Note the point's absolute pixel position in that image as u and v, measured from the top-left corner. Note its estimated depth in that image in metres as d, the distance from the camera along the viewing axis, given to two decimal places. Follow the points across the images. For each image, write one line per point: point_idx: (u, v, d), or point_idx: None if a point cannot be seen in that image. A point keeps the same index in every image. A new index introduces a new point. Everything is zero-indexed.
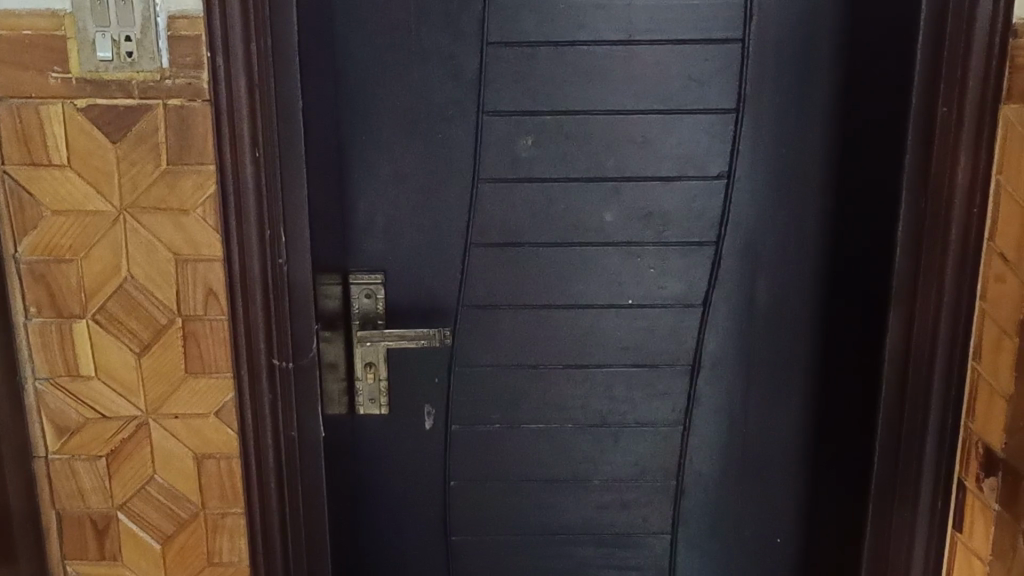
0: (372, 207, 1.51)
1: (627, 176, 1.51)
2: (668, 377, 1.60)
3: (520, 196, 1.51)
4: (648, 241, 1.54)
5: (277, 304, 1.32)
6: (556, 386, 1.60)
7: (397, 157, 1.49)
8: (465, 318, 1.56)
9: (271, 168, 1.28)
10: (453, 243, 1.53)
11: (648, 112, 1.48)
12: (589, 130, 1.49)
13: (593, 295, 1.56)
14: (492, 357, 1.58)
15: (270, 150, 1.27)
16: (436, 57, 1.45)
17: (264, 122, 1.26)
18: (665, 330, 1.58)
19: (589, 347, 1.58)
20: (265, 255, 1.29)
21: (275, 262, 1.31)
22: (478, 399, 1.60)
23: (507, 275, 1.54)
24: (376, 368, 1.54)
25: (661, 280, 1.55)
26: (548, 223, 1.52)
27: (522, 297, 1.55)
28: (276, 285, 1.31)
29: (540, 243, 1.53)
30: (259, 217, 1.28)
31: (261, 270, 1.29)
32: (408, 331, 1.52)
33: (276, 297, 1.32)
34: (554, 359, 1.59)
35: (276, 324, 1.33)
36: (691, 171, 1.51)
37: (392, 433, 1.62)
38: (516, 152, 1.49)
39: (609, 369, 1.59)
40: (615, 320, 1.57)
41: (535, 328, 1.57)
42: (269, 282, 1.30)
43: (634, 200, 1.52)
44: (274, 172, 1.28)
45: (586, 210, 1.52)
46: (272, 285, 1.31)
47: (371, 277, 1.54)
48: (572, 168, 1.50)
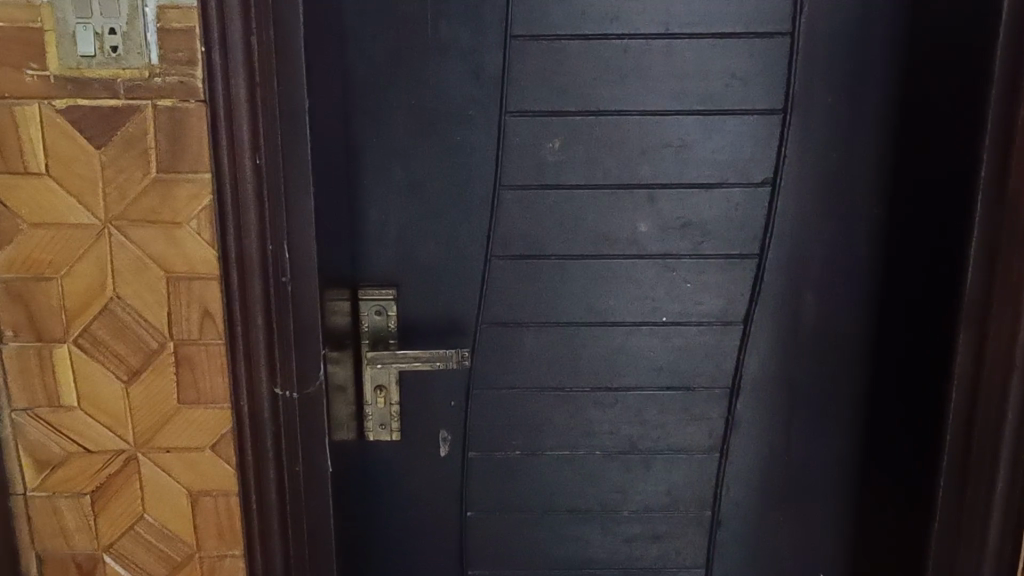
0: (383, 217, 1.39)
1: (662, 183, 1.38)
2: (704, 401, 1.47)
3: (545, 205, 1.38)
4: (684, 254, 1.41)
5: (279, 329, 1.19)
6: (583, 410, 1.47)
7: (411, 161, 1.36)
8: (485, 337, 1.43)
9: (274, 177, 1.14)
10: (471, 256, 1.40)
11: (686, 113, 1.35)
12: (621, 133, 1.36)
13: (624, 312, 1.43)
14: (514, 379, 1.45)
15: (271, 157, 1.13)
16: (454, 52, 1.31)
17: (263, 126, 1.12)
18: (702, 350, 1.45)
19: (619, 368, 1.46)
20: (265, 274, 1.16)
21: (277, 281, 1.17)
22: (498, 424, 1.47)
23: (530, 291, 1.42)
24: (387, 392, 1.42)
25: (698, 296, 1.43)
26: (576, 235, 1.40)
27: (546, 314, 1.43)
28: (278, 306, 1.18)
29: (566, 256, 1.40)
30: (258, 231, 1.14)
31: (261, 291, 1.16)
32: (421, 351, 1.39)
33: (279, 320, 1.19)
34: (581, 382, 1.46)
35: (279, 350, 1.19)
36: (733, 178, 1.38)
37: (404, 460, 1.49)
38: (542, 157, 1.36)
39: (640, 391, 1.47)
40: (648, 340, 1.44)
41: (560, 348, 1.44)
42: (271, 301, 1.17)
43: (670, 210, 1.39)
44: (275, 182, 1.14)
45: (617, 220, 1.39)
46: (274, 306, 1.18)
47: (378, 291, 1.41)
48: (602, 175, 1.37)
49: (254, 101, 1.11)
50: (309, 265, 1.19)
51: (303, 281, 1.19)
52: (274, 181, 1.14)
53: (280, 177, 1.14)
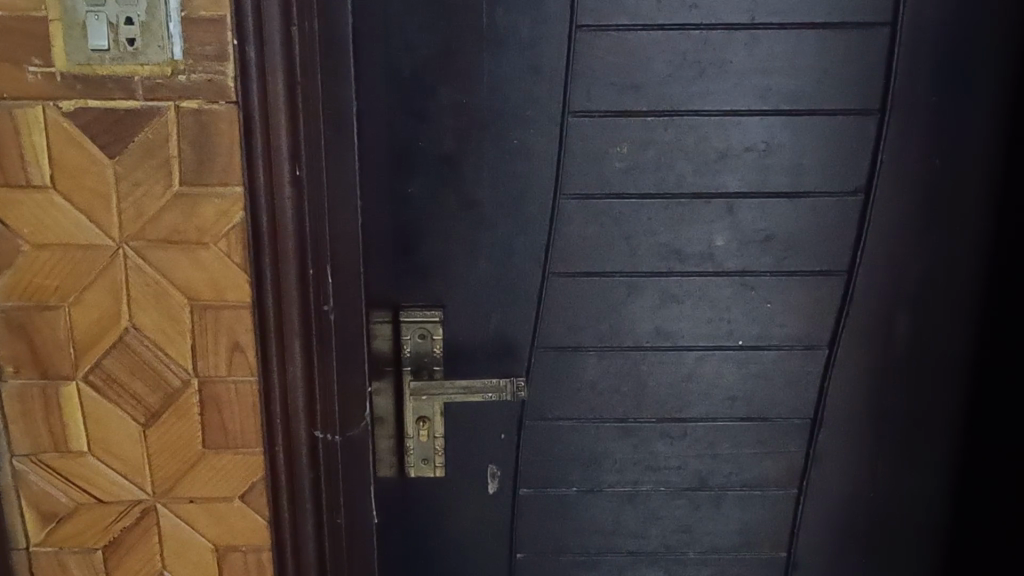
0: (430, 230, 1.23)
1: (743, 192, 1.23)
2: (783, 433, 1.32)
3: (610, 216, 1.23)
4: (765, 271, 1.26)
5: (318, 364, 1.04)
6: (648, 443, 1.32)
7: (462, 169, 1.20)
8: (540, 363, 1.29)
9: (316, 191, 0.99)
10: (527, 274, 1.25)
11: (772, 113, 1.20)
12: (698, 135, 1.20)
13: (697, 335, 1.28)
14: (573, 410, 1.30)
15: (314, 167, 0.99)
16: (512, 45, 1.16)
17: (305, 131, 0.97)
18: (782, 378, 1.30)
19: (689, 398, 1.31)
20: (309, 301, 1.01)
21: (321, 310, 1.03)
22: (554, 458, 1.33)
23: (591, 311, 1.27)
24: (431, 425, 1.27)
25: (779, 317, 1.28)
26: (644, 249, 1.24)
27: (609, 338, 1.28)
28: (320, 339, 1.04)
29: (632, 273, 1.25)
30: (300, 253, 1.00)
31: (301, 322, 1.01)
32: (472, 382, 1.26)
33: (321, 355, 1.04)
34: (646, 411, 1.31)
35: (321, 387, 1.05)
36: (822, 186, 1.22)
37: (448, 498, 1.34)
38: (608, 163, 1.21)
39: (712, 423, 1.32)
40: (720, 366, 1.29)
41: (624, 375, 1.29)
42: (312, 333, 1.03)
43: (750, 222, 1.24)
44: (318, 196, 1.00)
45: (691, 233, 1.24)
46: (314, 338, 1.03)
47: (420, 311, 1.26)
48: (675, 184, 1.22)
49: (294, 103, 0.95)
50: (354, 290, 1.06)
51: (345, 307, 1.06)
52: (314, 195, 0.99)
53: (324, 190, 1.00)
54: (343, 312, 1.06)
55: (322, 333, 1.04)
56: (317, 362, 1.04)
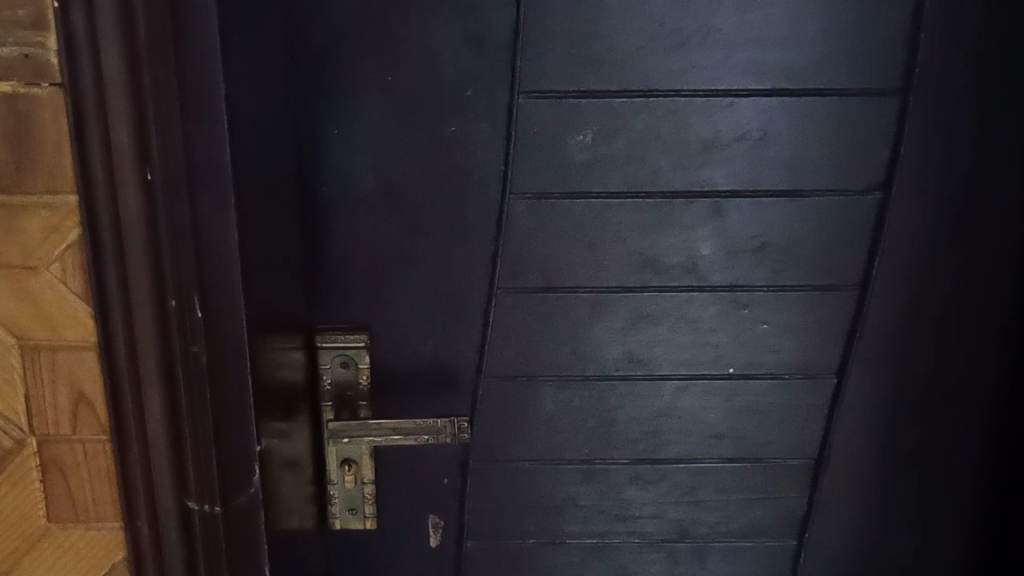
0: (351, 238, 1.00)
1: (733, 190, 1.00)
2: (780, 476, 1.11)
3: (570, 221, 1.01)
4: (759, 286, 1.04)
5: (183, 429, 0.80)
6: (617, 488, 1.11)
7: (389, 164, 0.98)
8: (488, 396, 1.07)
9: (180, 214, 0.74)
10: (470, 290, 1.03)
11: (770, 94, 0.97)
12: (678, 121, 0.98)
13: (677, 362, 1.06)
14: (528, 451, 1.09)
15: (178, 182, 0.74)
16: (445, 10, 0.93)
17: (162, 135, 0.72)
18: (777, 411, 1.08)
19: (667, 436, 1.09)
20: (170, 352, 0.77)
21: (192, 365, 0.78)
22: (506, 507, 1.11)
23: (549, 334, 1.05)
24: (357, 469, 1.06)
25: (775, 342, 1.06)
26: (613, 260, 1.02)
27: (571, 366, 1.06)
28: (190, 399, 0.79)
29: (599, 290, 1.03)
30: (156, 291, 0.75)
31: (159, 376, 0.78)
32: (401, 422, 1.02)
33: (189, 419, 0.80)
34: (616, 452, 1.09)
35: (193, 458, 0.81)
36: (829, 184, 1.00)
37: (381, 551, 1.13)
38: (567, 157, 0.98)
39: (695, 464, 1.10)
40: (702, 398, 1.08)
41: (589, 410, 1.08)
42: (174, 391, 0.78)
43: (742, 227, 1.02)
44: (181, 220, 0.74)
45: (669, 241, 1.02)
46: (177, 396, 0.79)
47: (337, 335, 1.04)
48: (650, 180, 1.00)
49: (141, 94, 0.70)
50: (238, 336, 0.80)
51: (221, 361, 0.80)
52: (177, 217, 0.74)
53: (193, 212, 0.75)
54: (219, 368, 0.80)
55: (193, 392, 0.79)
56: (186, 426, 0.80)
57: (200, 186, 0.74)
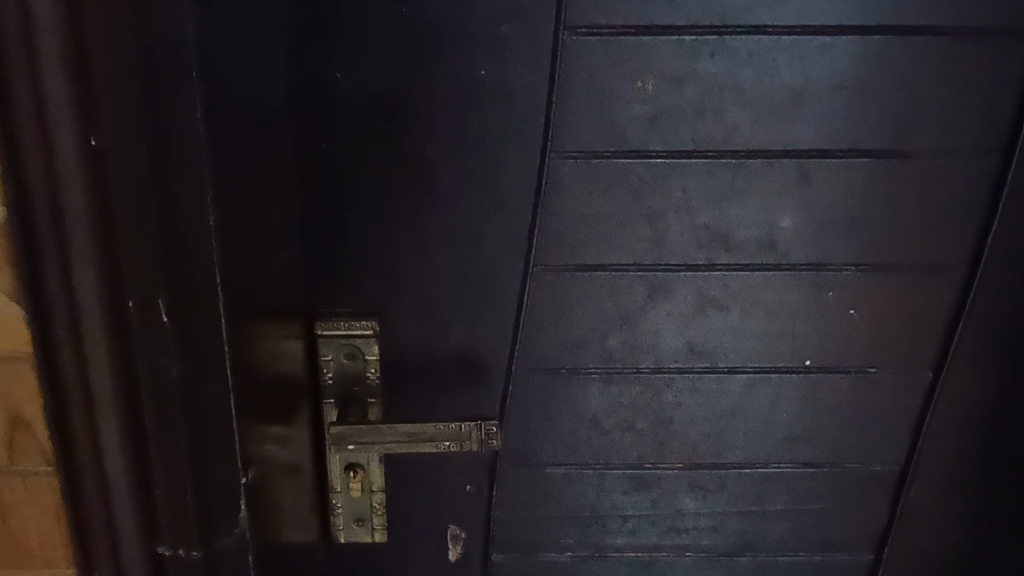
0: (358, 207, 0.83)
1: (822, 150, 0.83)
2: (859, 483, 0.96)
3: (625, 187, 0.83)
4: (848, 265, 0.87)
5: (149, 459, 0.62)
6: (671, 497, 0.96)
7: (404, 117, 0.79)
8: (521, 391, 0.91)
9: (142, 190, 0.56)
10: (503, 272, 0.86)
11: (876, 32, 0.79)
12: (762, 66, 0.79)
13: (745, 354, 0.90)
14: (567, 454, 0.93)
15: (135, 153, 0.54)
16: None
17: (111, 92, 0.53)
18: (860, 410, 0.93)
19: (730, 438, 0.93)
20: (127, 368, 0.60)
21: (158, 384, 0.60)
22: (541, 516, 0.96)
23: (596, 320, 0.88)
24: (365, 477, 0.90)
25: (863, 331, 0.90)
26: (675, 232, 0.85)
27: (621, 358, 0.90)
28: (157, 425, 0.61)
29: (656, 267, 0.86)
30: (111, 288, 0.57)
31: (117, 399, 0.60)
32: (422, 426, 0.86)
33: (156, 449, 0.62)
34: (670, 456, 0.94)
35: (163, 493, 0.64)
36: (938, 146, 0.83)
37: (396, 567, 0.98)
38: (623, 109, 0.80)
39: (762, 471, 0.95)
40: (775, 395, 0.92)
41: (640, 408, 0.92)
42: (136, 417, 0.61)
43: (832, 195, 0.84)
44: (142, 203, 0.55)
45: (744, 211, 0.85)
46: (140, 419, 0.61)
47: (341, 321, 0.87)
48: (724, 139, 0.82)
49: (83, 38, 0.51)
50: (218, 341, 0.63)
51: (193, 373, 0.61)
52: (134, 198, 0.55)
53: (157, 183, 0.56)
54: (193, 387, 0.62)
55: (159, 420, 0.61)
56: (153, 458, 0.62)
57: (167, 151, 0.56)
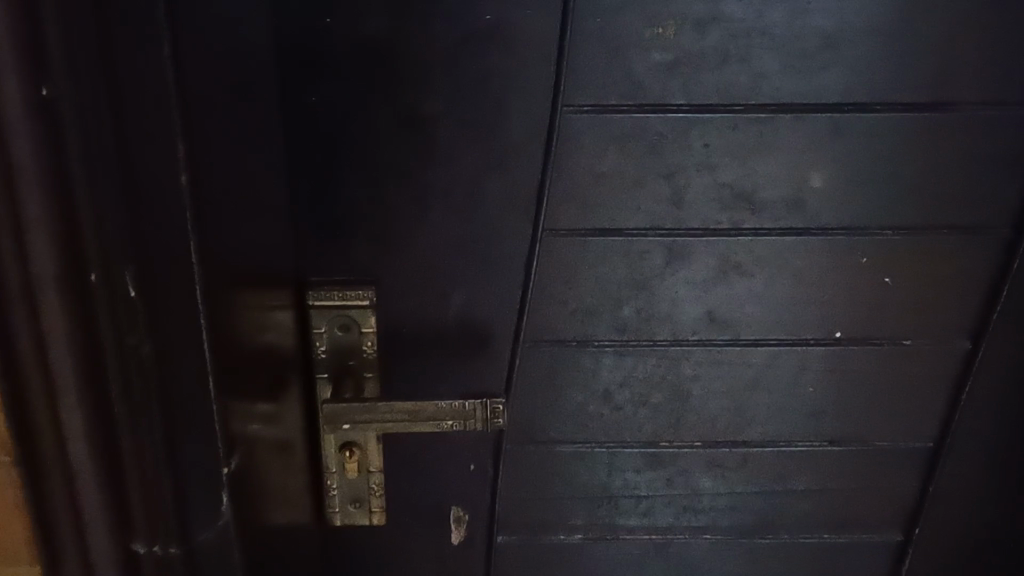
0: (352, 166, 0.76)
1: (858, 102, 0.76)
2: (888, 461, 0.90)
3: (642, 142, 0.76)
4: (882, 227, 0.80)
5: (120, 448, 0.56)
6: (688, 477, 0.90)
7: (402, 67, 0.72)
8: (529, 365, 0.84)
9: (103, 138, 0.48)
10: (509, 236, 0.79)
11: None
12: (796, 8, 0.72)
13: (769, 323, 0.84)
14: (578, 431, 0.87)
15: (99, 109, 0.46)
16: None
17: (67, 39, 0.45)
18: (891, 382, 0.87)
19: (752, 414, 0.87)
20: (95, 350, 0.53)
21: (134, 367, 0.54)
22: (549, 497, 0.90)
23: (609, 288, 0.81)
24: (362, 457, 0.84)
25: (896, 299, 0.83)
26: (696, 193, 0.78)
27: (636, 328, 0.83)
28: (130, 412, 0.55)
29: (675, 231, 0.80)
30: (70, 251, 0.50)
31: (82, 382, 0.54)
32: (422, 403, 0.79)
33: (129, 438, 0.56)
34: (687, 433, 0.88)
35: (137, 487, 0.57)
36: (985, 97, 0.76)
37: (394, 550, 0.92)
38: (642, 56, 0.73)
39: (785, 449, 0.89)
40: (800, 368, 0.85)
41: (656, 382, 0.85)
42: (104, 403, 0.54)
43: (868, 152, 0.78)
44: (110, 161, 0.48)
45: (772, 169, 0.78)
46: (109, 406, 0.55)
47: (333, 292, 0.80)
48: (751, 91, 0.75)
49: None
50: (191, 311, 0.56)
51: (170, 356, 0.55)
52: (96, 158, 0.48)
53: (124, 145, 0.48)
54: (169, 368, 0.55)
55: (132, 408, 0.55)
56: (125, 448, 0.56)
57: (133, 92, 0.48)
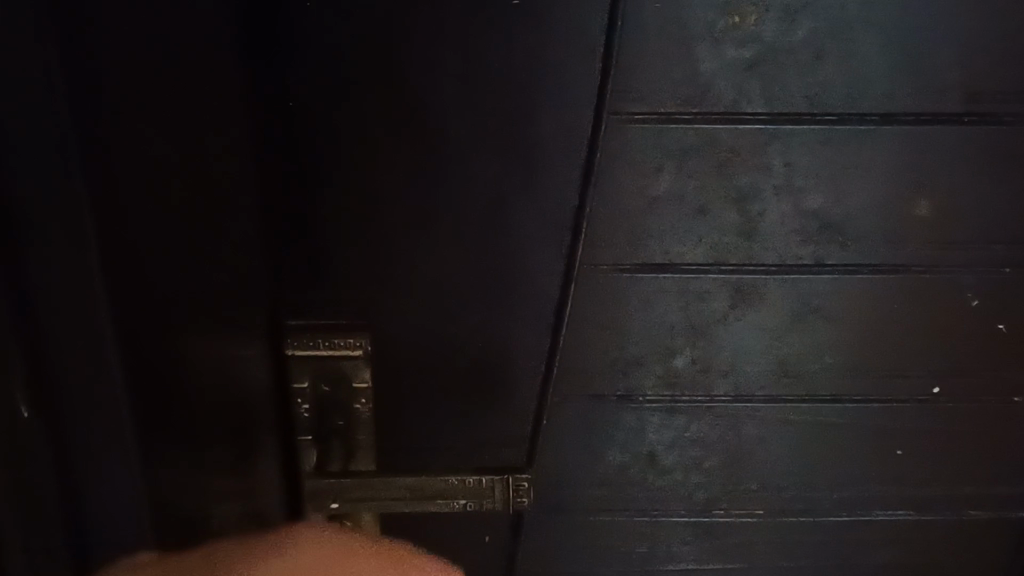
0: (339, 192, 0.59)
1: (983, 112, 0.60)
2: (980, 530, 0.76)
3: (707, 160, 0.61)
4: (1000, 266, 0.65)
5: None
6: (743, 545, 0.76)
7: (405, 66, 0.55)
8: (558, 427, 0.69)
9: None
10: (538, 275, 0.64)
11: None
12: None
13: (852, 379, 0.68)
14: (616, 501, 0.73)
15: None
16: None
17: None
18: (995, 446, 0.72)
19: (825, 483, 0.72)
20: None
21: None
22: (579, 566, 0.77)
23: (657, 334, 0.66)
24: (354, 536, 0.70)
25: (1008, 352, 0.68)
26: (769, 222, 0.63)
27: (688, 382, 0.68)
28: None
29: (740, 268, 0.64)
30: None
31: None
32: (429, 479, 0.69)
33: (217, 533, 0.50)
34: (746, 501, 0.73)
35: None
36: None
37: None
38: (711, 52, 0.57)
39: (861, 520, 0.75)
40: (886, 430, 0.71)
41: (711, 444, 0.71)
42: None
43: (989, 174, 0.62)
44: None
45: (865, 193, 0.62)
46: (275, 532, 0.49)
47: (314, 339, 0.64)
48: (846, 97, 0.59)
49: None
50: None
51: None
52: None
53: None
54: None
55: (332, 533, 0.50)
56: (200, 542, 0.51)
57: None
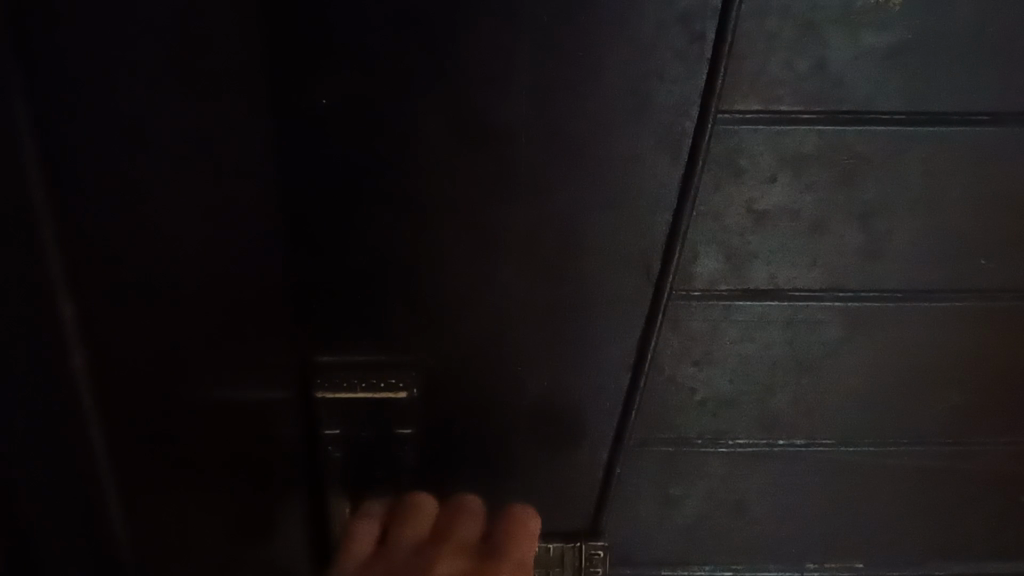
0: (378, 206, 0.50)
1: None
2: None
3: (832, 168, 0.50)
4: None
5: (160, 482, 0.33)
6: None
7: (465, 47, 0.45)
8: (634, 465, 0.61)
9: None
10: (619, 303, 0.54)
11: None
12: None
13: (972, 420, 0.59)
14: (695, 537, 0.66)
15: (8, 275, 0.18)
16: None
17: None
18: None
19: (927, 521, 0.65)
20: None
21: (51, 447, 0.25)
22: None
23: (755, 372, 0.57)
24: None
25: None
26: (898, 242, 0.52)
27: (788, 424, 0.59)
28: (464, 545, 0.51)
29: (858, 295, 0.54)
30: None
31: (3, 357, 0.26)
32: None
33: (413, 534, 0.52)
34: (839, 540, 0.66)
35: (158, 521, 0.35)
36: None
37: None
38: (846, 40, 0.46)
39: (964, 556, 0.67)
40: (1001, 468, 0.62)
41: (807, 486, 0.63)
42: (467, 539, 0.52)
43: None
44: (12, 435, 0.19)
45: (1016, 211, 0.52)
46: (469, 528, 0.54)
47: (355, 381, 0.55)
48: (1006, 94, 0.48)
49: None
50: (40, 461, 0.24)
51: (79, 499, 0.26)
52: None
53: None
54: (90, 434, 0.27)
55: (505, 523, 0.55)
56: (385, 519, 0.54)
57: None
